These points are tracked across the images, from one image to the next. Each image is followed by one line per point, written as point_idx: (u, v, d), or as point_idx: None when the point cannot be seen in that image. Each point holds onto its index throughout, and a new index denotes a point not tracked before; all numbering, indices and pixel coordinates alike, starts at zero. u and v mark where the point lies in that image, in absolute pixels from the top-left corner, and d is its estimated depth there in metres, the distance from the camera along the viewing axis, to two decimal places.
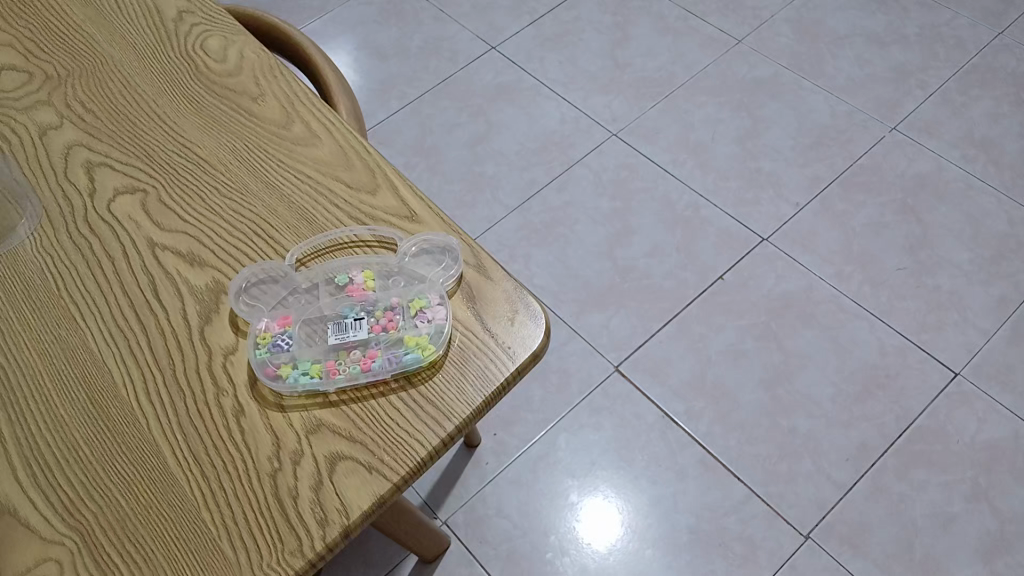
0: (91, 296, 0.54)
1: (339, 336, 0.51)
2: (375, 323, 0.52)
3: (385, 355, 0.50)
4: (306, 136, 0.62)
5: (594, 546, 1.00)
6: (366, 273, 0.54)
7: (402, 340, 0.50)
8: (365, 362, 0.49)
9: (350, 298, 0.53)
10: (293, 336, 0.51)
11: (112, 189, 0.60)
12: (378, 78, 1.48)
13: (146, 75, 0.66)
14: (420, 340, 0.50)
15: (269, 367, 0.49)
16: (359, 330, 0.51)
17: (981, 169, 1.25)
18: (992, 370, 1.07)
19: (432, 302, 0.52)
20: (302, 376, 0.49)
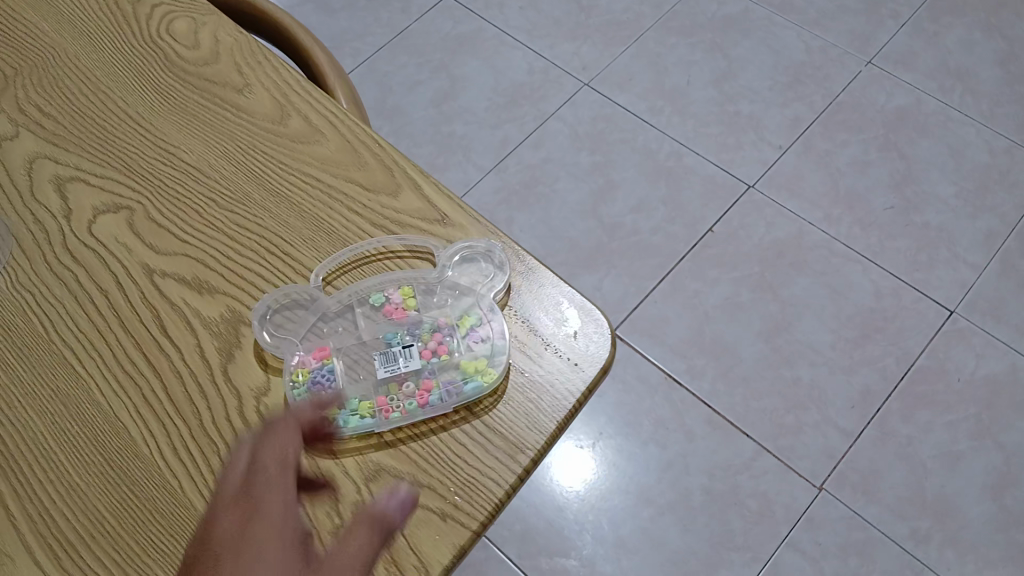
0: (88, 338, 0.47)
1: (387, 367, 0.47)
2: (424, 349, 0.48)
3: (441, 387, 0.46)
4: (306, 132, 0.55)
5: (607, 515, 0.98)
6: (404, 290, 0.49)
7: (456, 368, 0.47)
8: (421, 396, 0.45)
9: (391, 322, 0.48)
10: (335, 371, 0.47)
11: (90, 208, 0.52)
12: (327, 35, 1.38)
13: (108, 68, 0.58)
14: (478, 367, 0.46)
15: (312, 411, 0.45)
16: (407, 358, 0.47)
17: (959, 99, 1.24)
18: (986, 305, 1.08)
19: (485, 322, 0.47)
20: (352, 417, 0.44)
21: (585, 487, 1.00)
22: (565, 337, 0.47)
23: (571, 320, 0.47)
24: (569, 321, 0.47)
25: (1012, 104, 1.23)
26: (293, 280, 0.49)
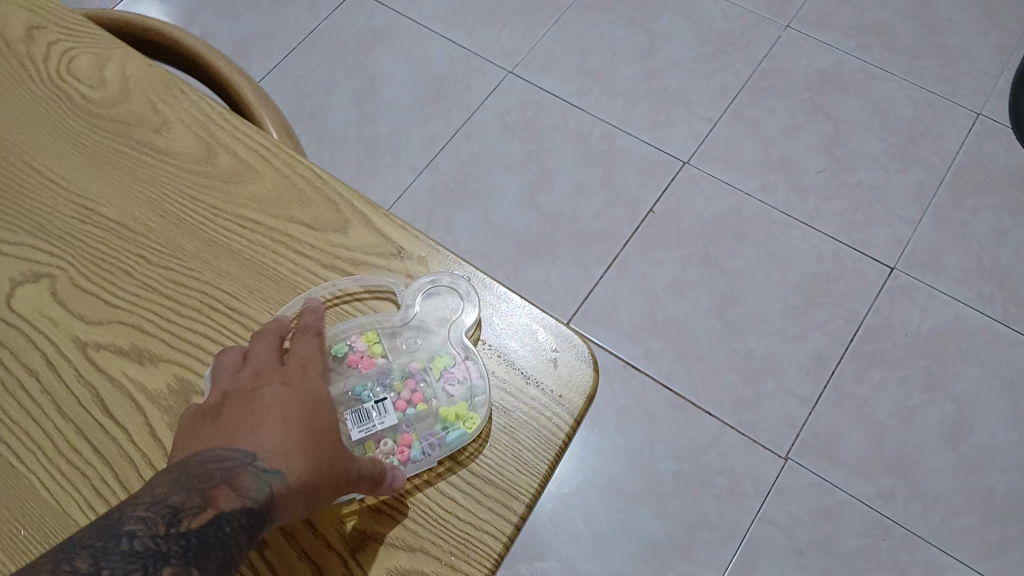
0: (22, 430, 0.43)
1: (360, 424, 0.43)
2: (396, 399, 0.44)
3: (422, 440, 0.43)
4: (238, 170, 0.50)
5: (580, 509, 0.97)
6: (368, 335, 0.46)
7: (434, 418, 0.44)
8: (402, 453, 0.42)
9: (357, 373, 0.45)
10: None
11: (7, 279, 0.47)
12: (232, 40, 1.32)
13: (6, 118, 0.52)
14: (457, 412, 0.43)
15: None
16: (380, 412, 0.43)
17: (877, 56, 1.25)
18: (924, 259, 1.10)
19: (458, 363, 0.45)
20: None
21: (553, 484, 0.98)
22: (545, 367, 0.45)
23: (548, 346, 0.45)
24: (544, 347, 0.45)
25: (928, 55, 1.25)
26: (244, 337, 0.46)
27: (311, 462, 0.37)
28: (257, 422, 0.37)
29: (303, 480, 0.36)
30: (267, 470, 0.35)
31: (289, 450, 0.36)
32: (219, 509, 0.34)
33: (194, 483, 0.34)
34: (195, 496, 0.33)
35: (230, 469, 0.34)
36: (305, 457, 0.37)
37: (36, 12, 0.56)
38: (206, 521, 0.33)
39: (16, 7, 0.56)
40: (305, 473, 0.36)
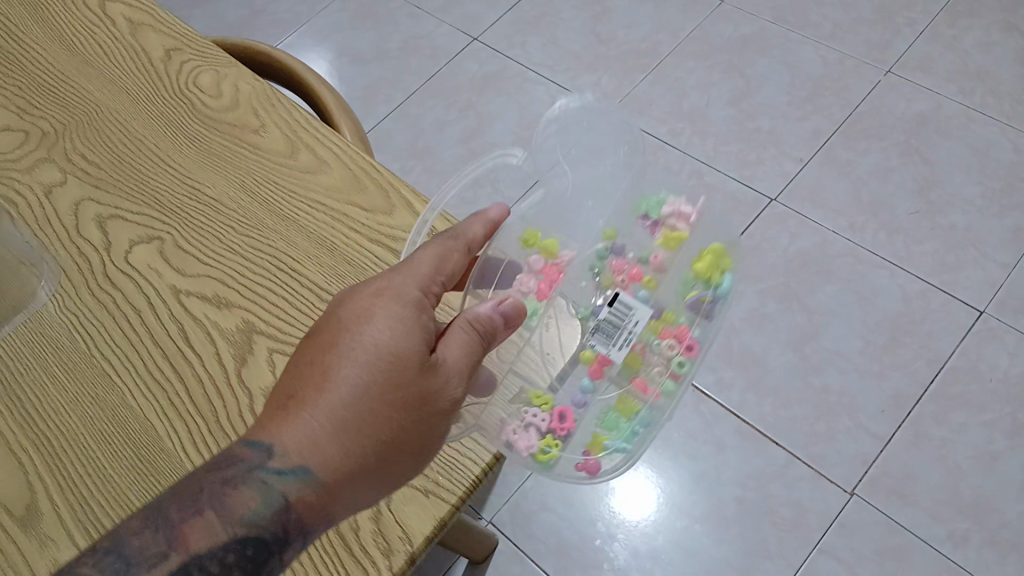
0: (123, 352, 0.54)
1: (615, 346, 0.60)
2: (599, 314, 0.61)
3: (670, 324, 0.63)
4: (313, 164, 0.61)
5: (640, 525, 1.00)
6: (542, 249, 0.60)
7: (669, 304, 0.64)
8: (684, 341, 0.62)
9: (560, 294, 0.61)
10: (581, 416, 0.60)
11: (127, 241, 0.59)
12: (362, 83, 1.48)
13: (143, 118, 0.65)
14: (683, 281, 0.63)
15: (586, 452, 0.60)
16: (629, 317, 0.60)
17: (980, 101, 1.24)
18: (1018, 304, 1.07)
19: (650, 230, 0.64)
20: (633, 431, 0.60)
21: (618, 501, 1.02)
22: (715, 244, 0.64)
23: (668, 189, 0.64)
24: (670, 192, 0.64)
25: None
26: (303, 298, 0.55)
27: (347, 456, 0.43)
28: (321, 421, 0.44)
29: (330, 476, 0.43)
30: (287, 475, 0.42)
31: (317, 445, 0.43)
32: (194, 550, 0.39)
33: (173, 516, 0.40)
34: (172, 534, 0.39)
35: (238, 472, 0.42)
36: (338, 454, 0.43)
37: (176, 38, 0.69)
38: (176, 563, 0.39)
39: (159, 36, 0.69)
40: (337, 467, 0.43)
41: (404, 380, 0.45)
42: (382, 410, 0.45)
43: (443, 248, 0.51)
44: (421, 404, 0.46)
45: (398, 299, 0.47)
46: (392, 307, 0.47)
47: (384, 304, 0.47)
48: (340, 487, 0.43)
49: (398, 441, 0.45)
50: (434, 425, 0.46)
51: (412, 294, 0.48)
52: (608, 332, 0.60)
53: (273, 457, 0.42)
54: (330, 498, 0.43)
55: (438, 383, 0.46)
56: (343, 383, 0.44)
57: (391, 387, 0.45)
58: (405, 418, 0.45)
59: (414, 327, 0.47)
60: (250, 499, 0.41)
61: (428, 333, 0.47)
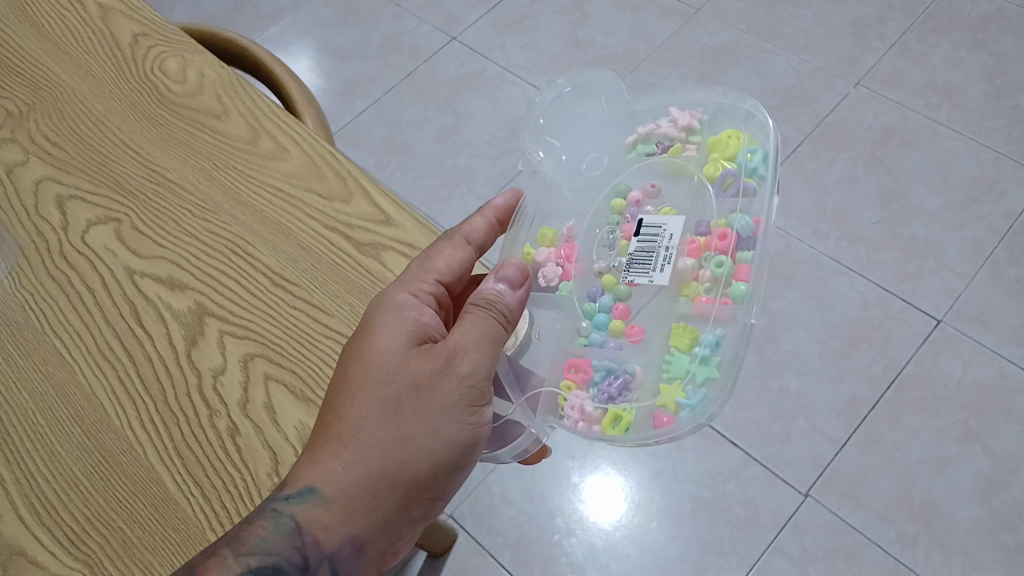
0: (74, 330, 0.54)
1: (656, 270, 0.57)
2: (631, 247, 0.59)
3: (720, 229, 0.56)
4: (274, 151, 0.61)
5: (600, 523, 1.01)
6: (542, 238, 0.60)
7: (709, 216, 0.57)
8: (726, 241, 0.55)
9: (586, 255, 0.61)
10: (621, 369, 0.56)
11: (85, 222, 0.59)
12: (341, 79, 1.49)
13: (107, 102, 0.66)
14: (710, 182, 0.58)
15: (655, 407, 0.53)
16: (661, 235, 0.58)
17: (945, 115, 1.26)
18: (973, 313, 1.09)
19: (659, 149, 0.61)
20: (702, 362, 0.52)
21: (579, 501, 1.03)
22: (727, 128, 0.59)
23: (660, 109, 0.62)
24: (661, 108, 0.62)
25: (999, 117, 1.25)
26: (255, 282, 0.56)
27: (349, 465, 0.46)
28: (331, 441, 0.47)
29: (334, 488, 0.46)
30: (294, 498, 0.46)
31: (317, 462, 0.46)
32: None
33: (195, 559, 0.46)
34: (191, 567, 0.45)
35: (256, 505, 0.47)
36: (339, 467, 0.46)
37: (144, 24, 0.70)
38: None
39: (129, 21, 0.70)
40: (341, 478, 0.46)
41: (397, 379, 0.48)
42: (377, 415, 0.47)
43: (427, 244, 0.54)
44: (421, 395, 0.47)
45: (382, 304, 0.51)
46: (378, 314, 0.50)
47: (373, 313, 0.51)
48: (352, 496, 0.46)
49: (401, 438, 0.46)
50: (441, 412, 0.47)
51: (398, 296, 0.51)
52: (644, 261, 0.58)
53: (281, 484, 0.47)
54: (341, 508, 0.46)
55: (432, 368, 0.48)
56: (338, 398, 0.48)
57: (382, 389, 0.47)
58: (405, 415, 0.47)
59: (401, 325, 0.49)
60: (263, 527, 0.46)
61: (418, 327, 0.50)
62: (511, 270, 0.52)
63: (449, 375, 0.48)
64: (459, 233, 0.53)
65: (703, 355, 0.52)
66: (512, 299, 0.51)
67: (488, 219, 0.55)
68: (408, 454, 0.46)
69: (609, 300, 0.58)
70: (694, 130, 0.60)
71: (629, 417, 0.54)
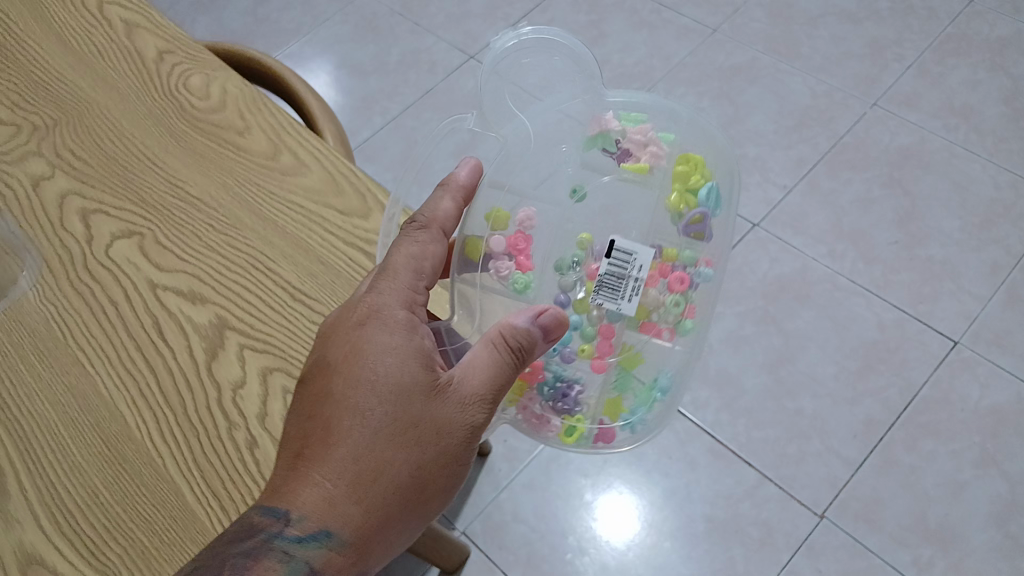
0: (97, 342, 0.55)
1: (624, 299, 0.57)
2: (601, 271, 0.57)
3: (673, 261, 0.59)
4: (294, 166, 0.62)
5: (613, 542, 1.01)
6: (497, 222, 0.55)
7: (665, 240, 0.60)
8: (680, 280, 0.59)
9: (541, 253, 0.58)
10: (572, 378, 0.58)
11: (109, 235, 0.60)
12: (360, 95, 1.51)
13: (132, 117, 0.67)
14: (672, 212, 0.60)
15: (602, 420, 0.58)
16: (631, 263, 0.56)
17: (963, 137, 1.26)
18: (991, 336, 1.08)
19: (619, 158, 0.60)
20: (651, 390, 0.59)
21: (591, 520, 1.02)
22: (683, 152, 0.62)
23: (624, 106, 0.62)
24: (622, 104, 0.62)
25: (1017, 139, 1.24)
26: (276, 295, 0.57)
27: (369, 509, 0.45)
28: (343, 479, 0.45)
29: (354, 533, 0.44)
30: (308, 542, 0.44)
31: (335, 506, 0.44)
32: None
33: None
34: None
35: (258, 543, 0.44)
36: (356, 510, 0.44)
37: (169, 41, 0.71)
38: None
39: (154, 37, 0.71)
40: (362, 523, 0.45)
41: (416, 419, 0.46)
42: (397, 455, 0.45)
43: (419, 251, 0.51)
44: (438, 433, 0.47)
45: (385, 324, 0.48)
46: (382, 336, 0.48)
47: (374, 336, 0.48)
48: (366, 537, 0.45)
49: (420, 481, 0.46)
50: (459, 453, 0.47)
51: (399, 316, 0.48)
52: (613, 287, 0.56)
53: (291, 524, 0.44)
54: (357, 551, 0.45)
55: (453, 411, 0.47)
56: (350, 435, 0.45)
57: (402, 429, 0.46)
58: (425, 457, 0.46)
59: (412, 353, 0.47)
60: (273, 569, 0.44)
61: (427, 355, 0.48)
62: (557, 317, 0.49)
63: (468, 417, 0.47)
64: (435, 226, 0.53)
65: (655, 389, 0.59)
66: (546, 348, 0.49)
67: (458, 203, 0.55)
68: (423, 494, 0.46)
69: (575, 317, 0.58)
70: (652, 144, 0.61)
71: (581, 428, 0.58)
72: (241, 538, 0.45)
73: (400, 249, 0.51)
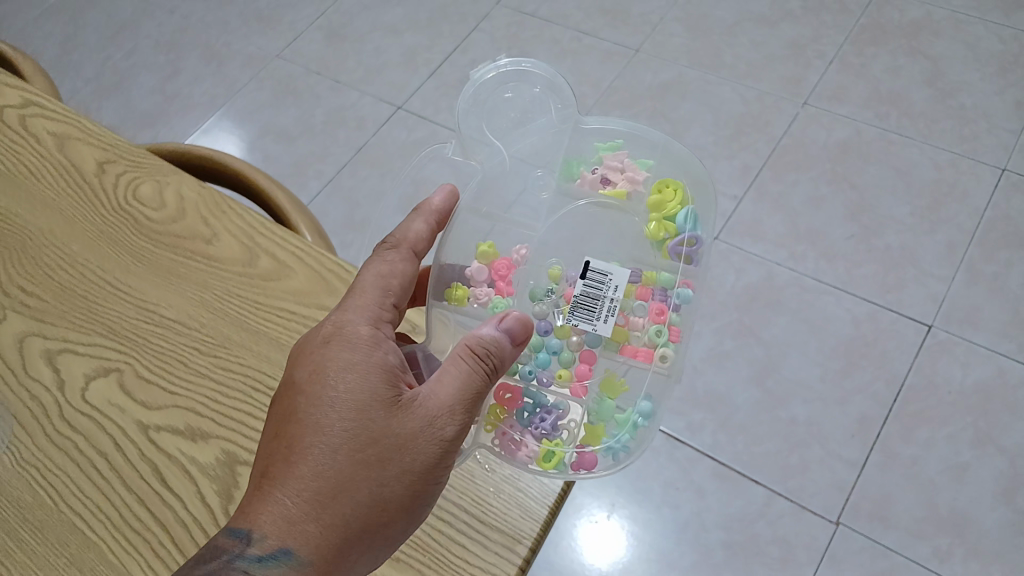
0: (93, 500, 0.50)
1: (599, 320, 0.53)
2: (575, 292, 0.53)
3: (653, 284, 0.55)
4: (275, 269, 0.58)
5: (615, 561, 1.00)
6: (479, 253, 0.55)
7: (643, 265, 0.56)
8: (655, 305, 0.54)
9: (522, 280, 0.56)
10: (552, 405, 0.53)
11: (83, 376, 0.55)
12: (289, 162, 1.45)
13: (80, 238, 0.61)
14: (652, 239, 0.55)
15: (581, 447, 0.51)
16: (606, 284, 0.53)
17: (896, 123, 1.29)
18: (961, 314, 1.10)
19: (596, 184, 0.57)
20: (631, 416, 0.52)
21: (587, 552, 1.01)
22: (665, 176, 0.57)
23: (598, 136, 0.59)
24: (597, 131, 0.59)
25: (947, 119, 1.28)
26: None
27: (328, 528, 0.42)
28: (306, 494, 0.43)
29: (315, 553, 0.42)
30: (268, 560, 0.42)
31: (294, 524, 0.42)
32: None
33: None
34: None
35: (219, 564, 0.42)
36: (318, 530, 0.42)
37: (108, 150, 0.65)
38: None
39: (90, 148, 0.65)
40: (321, 545, 0.42)
41: (377, 434, 0.45)
42: (360, 473, 0.44)
43: (386, 270, 0.51)
44: (403, 449, 0.45)
45: (348, 341, 0.47)
46: (346, 354, 0.46)
47: (339, 352, 0.47)
48: (330, 560, 0.43)
49: (385, 499, 0.44)
50: (424, 470, 0.45)
51: (363, 333, 0.47)
52: (588, 307, 0.53)
53: (252, 544, 0.42)
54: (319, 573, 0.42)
55: (417, 425, 0.45)
56: (311, 452, 0.43)
57: (365, 445, 0.44)
58: (386, 476, 0.44)
59: (375, 369, 0.46)
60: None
61: (392, 371, 0.47)
62: (513, 321, 0.48)
63: (430, 432, 0.45)
64: (405, 245, 0.53)
65: (638, 412, 0.52)
66: (509, 353, 0.47)
67: (430, 224, 0.55)
68: (387, 516, 0.44)
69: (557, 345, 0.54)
70: (628, 170, 0.57)
71: (560, 453, 0.50)
72: (205, 560, 0.43)
73: (368, 269, 0.51)
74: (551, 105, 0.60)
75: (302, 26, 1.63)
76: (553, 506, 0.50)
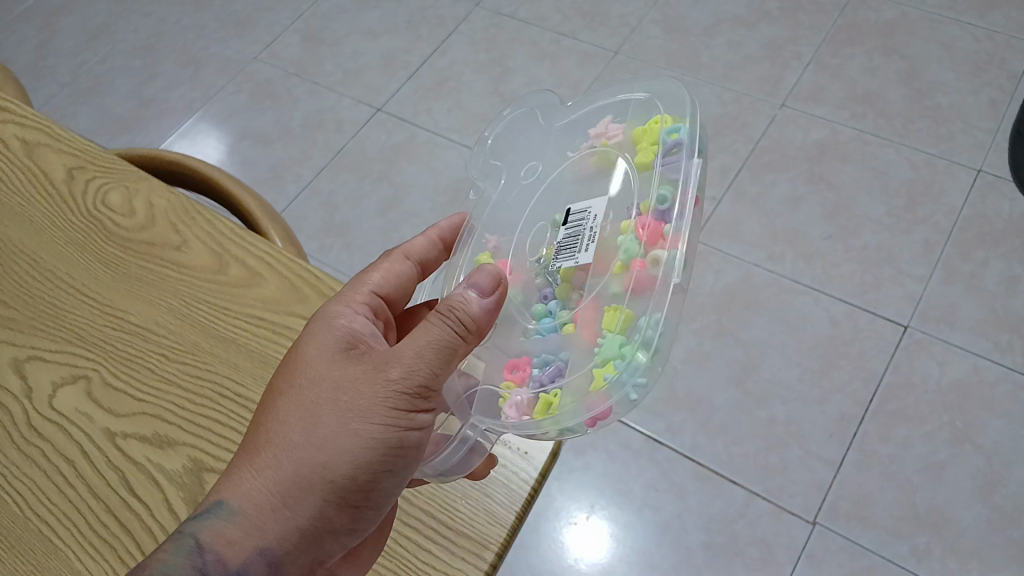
0: (58, 510, 0.50)
1: (581, 250, 0.52)
2: (559, 240, 0.54)
3: (646, 209, 0.50)
4: (246, 276, 0.57)
5: (597, 559, 1.01)
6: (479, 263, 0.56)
7: (634, 197, 0.52)
8: (646, 221, 0.49)
9: (522, 266, 0.55)
10: (557, 358, 0.51)
11: (51, 384, 0.54)
12: (268, 165, 1.45)
13: (47, 246, 0.60)
14: (638, 168, 0.52)
15: (586, 392, 0.48)
16: (587, 219, 0.53)
17: (872, 124, 1.30)
18: (937, 313, 1.11)
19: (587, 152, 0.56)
20: (634, 345, 0.46)
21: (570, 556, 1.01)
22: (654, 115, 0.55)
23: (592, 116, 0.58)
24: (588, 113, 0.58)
25: (922, 118, 1.29)
26: None
27: (263, 471, 0.43)
28: (248, 447, 0.44)
29: (244, 497, 0.43)
30: (202, 514, 0.43)
31: (231, 473, 0.44)
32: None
33: None
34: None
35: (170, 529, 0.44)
36: (250, 475, 0.43)
37: (77, 156, 0.64)
38: None
39: (59, 154, 0.64)
40: (253, 489, 0.43)
41: (324, 386, 0.46)
42: (298, 421, 0.45)
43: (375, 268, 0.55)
44: (348, 397, 0.45)
45: (317, 316, 0.50)
46: (310, 326, 0.49)
47: (306, 326, 0.50)
48: (261, 505, 0.43)
49: (325, 445, 0.44)
50: (368, 416, 0.45)
51: (331, 309, 0.50)
52: (569, 245, 0.53)
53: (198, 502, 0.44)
54: (247, 519, 0.42)
55: (365, 375, 0.46)
56: (262, 410, 0.46)
57: (308, 396, 0.45)
58: (325, 421, 0.44)
59: (333, 332, 0.48)
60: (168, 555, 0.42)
61: (353, 337, 0.49)
62: (484, 277, 0.48)
63: (382, 380, 0.45)
64: (400, 251, 0.56)
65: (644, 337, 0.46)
66: (477, 306, 0.47)
67: (430, 238, 0.58)
68: (326, 461, 0.44)
69: (555, 303, 0.52)
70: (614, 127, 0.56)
71: (563, 402, 0.48)
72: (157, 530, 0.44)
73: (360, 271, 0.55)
74: (540, 117, 0.61)
75: (279, 29, 1.63)
76: (521, 510, 0.49)
